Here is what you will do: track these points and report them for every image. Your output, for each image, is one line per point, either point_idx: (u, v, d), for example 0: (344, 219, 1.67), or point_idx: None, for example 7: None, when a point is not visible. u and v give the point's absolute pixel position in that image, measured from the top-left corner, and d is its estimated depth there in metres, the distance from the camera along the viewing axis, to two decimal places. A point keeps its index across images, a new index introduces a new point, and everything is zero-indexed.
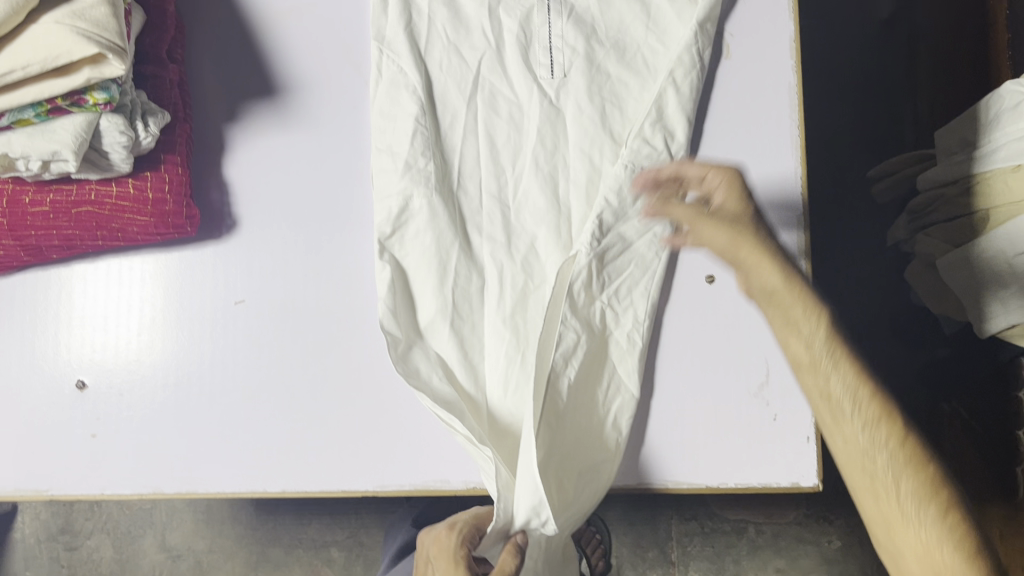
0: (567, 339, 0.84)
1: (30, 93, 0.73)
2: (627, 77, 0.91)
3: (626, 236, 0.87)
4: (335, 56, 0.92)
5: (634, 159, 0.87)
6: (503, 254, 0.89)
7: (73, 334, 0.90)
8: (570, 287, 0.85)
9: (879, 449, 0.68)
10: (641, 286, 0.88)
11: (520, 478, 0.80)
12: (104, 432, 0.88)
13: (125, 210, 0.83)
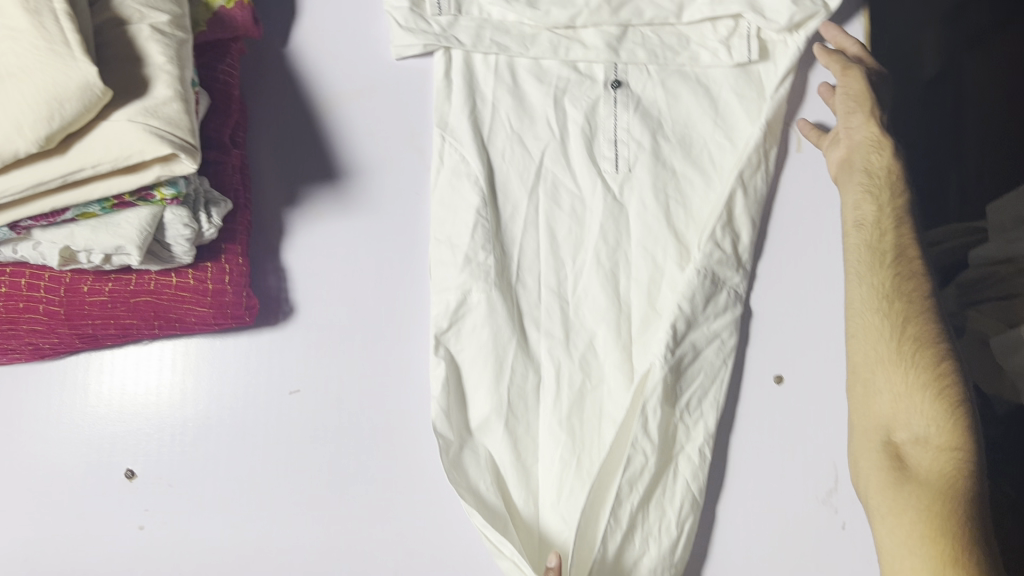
0: (635, 462, 0.83)
1: (98, 189, 0.71)
2: (691, 174, 0.89)
3: (697, 345, 0.86)
4: (399, 141, 0.90)
5: (705, 264, 0.86)
6: (562, 350, 0.86)
7: (123, 421, 0.87)
8: (644, 405, 0.83)
9: (910, 413, 0.76)
10: (711, 396, 0.86)
11: None
12: (152, 524, 0.85)
13: (185, 300, 0.81)
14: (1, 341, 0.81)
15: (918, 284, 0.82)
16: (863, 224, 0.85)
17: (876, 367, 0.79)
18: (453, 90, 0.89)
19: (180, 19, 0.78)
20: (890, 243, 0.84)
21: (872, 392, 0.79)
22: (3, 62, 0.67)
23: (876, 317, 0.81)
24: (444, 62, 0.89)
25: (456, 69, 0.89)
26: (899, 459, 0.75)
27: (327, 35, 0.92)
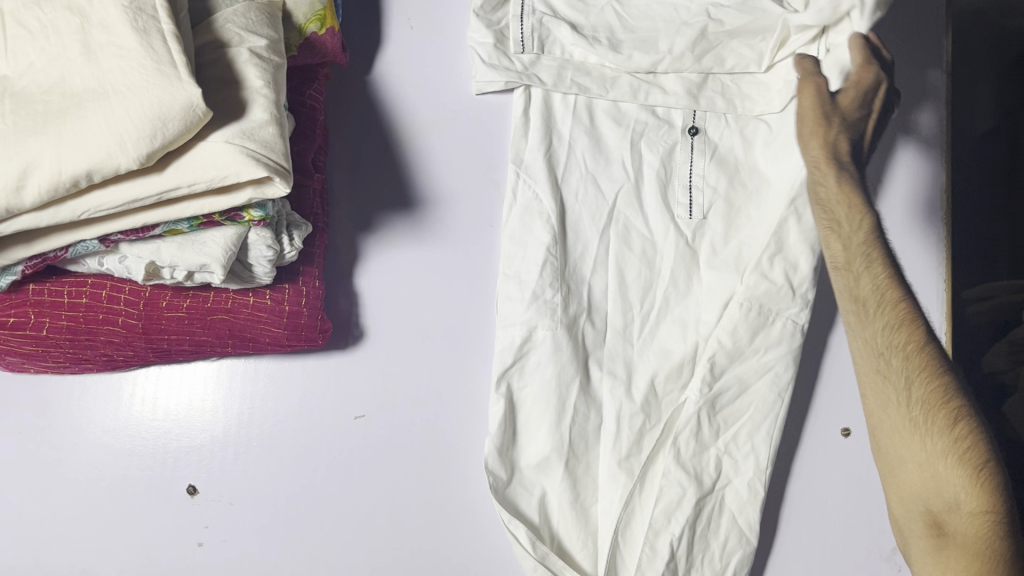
0: (670, 493, 0.84)
1: (190, 208, 0.72)
2: (751, 206, 0.89)
3: (743, 379, 0.86)
4: (475, 172, 0.91)
5: (750, 296, 0.85)
6: (622, 392, 0.86)
7: (188, 436, 0.88)
8: (677, 438, 0.85)
9: (944, 480, 0.62)
10: (764, 430, 0.85)
11: None
12: (211, 540, 0.85)
13: (261, 320, 0.81)
14: (76, 351, 0.82)
15: (911, 321, 0.66)
16: (836, 266, 0.70)
17: (896, 428, 0.65)
18: (531, 127, 0.89)
19: (276, 44, 0.79)
20: (869, 289, 0.68)
21: (890, 458, 0.66)
22: (110, 80, 0.68)
23: (870, 378, 0.66)
24: (523, 100, 0.90)
25: (535, 107, 0.90)
26: (940, 530, 0.63)
27: (408, 68, 0.93)
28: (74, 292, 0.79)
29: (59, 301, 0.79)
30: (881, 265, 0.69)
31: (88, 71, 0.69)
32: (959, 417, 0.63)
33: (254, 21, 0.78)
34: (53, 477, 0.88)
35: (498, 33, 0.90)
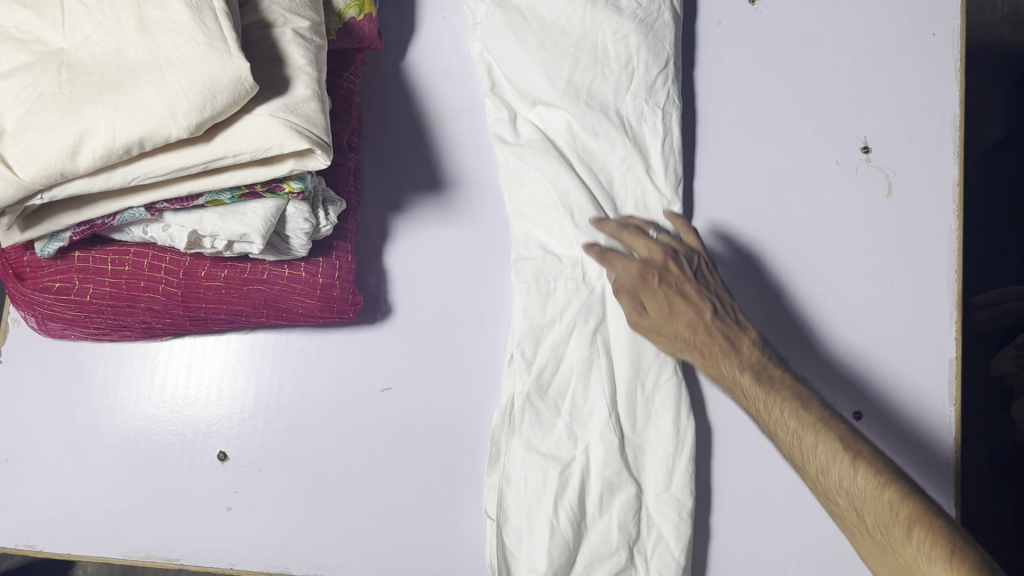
0: (533, 479, 0.82)
1: (233, 178, 0.75)
2: (547, 162, 0.88)
3: (556, 349, 0.85)
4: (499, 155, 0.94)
5: (524, 276, 0.87)
6: (580, 374, 0.84)
7: (218, 404, 0.91)
8: (521, 428, 0.83)
9: (909, 552, 0.63)
10: (593, 386, 0.84)
11: None
12: (240, 505, 0.88)
13: (295, 292, 0.85)
14: (117, 317, 0.85)
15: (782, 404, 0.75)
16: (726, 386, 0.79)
17: (863, 522, 0.68)
18: None
19: (317, 26, 0.83)
20: (783, 416, 0.74)
21: (877, 552, 0.67)
22: (163, 53, 0.72)
23: (844, 524, 0.71)
24: None
25: None
26: None
27: (440, 56, 0.97)
28: (117, 260, 0.83)
29: (102, 268, 0.83)
30: (762, 394, 0.77)
31: (143, 44, 0.73)
32: (895, 493, 0.65)
33: (297, 3, 0.82)
34: (89, 440, 0.91)
35: (512, 91, 0.92)
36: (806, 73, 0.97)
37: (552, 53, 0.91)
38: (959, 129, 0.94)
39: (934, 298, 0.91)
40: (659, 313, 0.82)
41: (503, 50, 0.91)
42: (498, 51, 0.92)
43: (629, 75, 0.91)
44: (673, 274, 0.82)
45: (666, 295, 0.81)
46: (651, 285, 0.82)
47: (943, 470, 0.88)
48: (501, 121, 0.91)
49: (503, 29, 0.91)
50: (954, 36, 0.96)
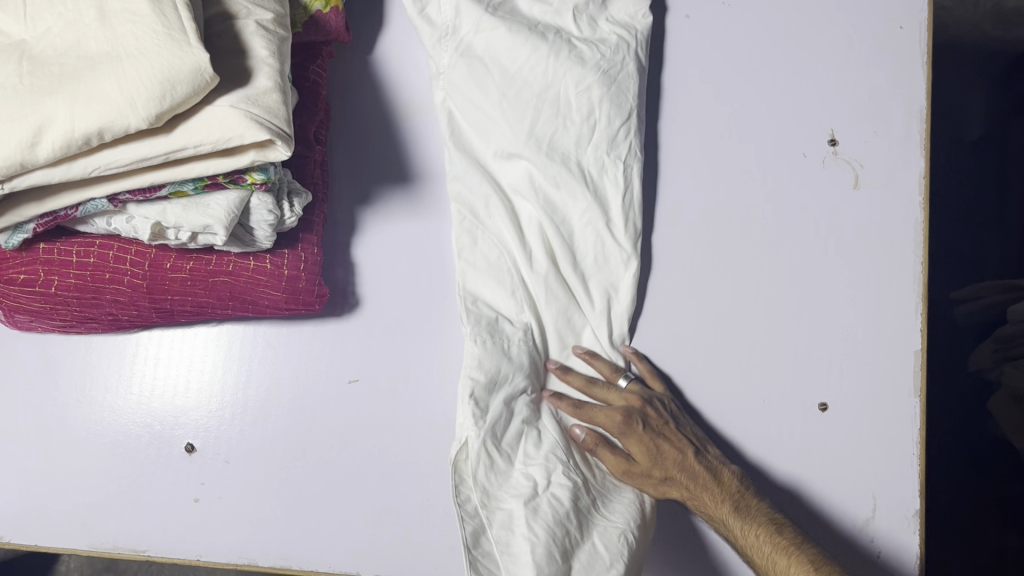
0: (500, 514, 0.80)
1: (195, 169, 0.75)
2: (507, 228, 0.90)
3: (507, 404, 0.85)
4: None
5: (477, 330, 0.86)
6: (530, 429, 0.85)
7: (186, 397, 0.91)
8: (477, 479, 0.81)
9: None
10: (542, 438, 0.85)
11: None
12: (207, 497, 0.88)
13: (261, 283, 0.85)
14: (83, 309, 0.86)
15: (733, 514, 0.79)
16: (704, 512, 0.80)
17: None
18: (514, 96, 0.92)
19: (281, 18, 0.83)
20: (758, 540, 0.77)
21: None
22: (123, 44, 0.72)
23: None
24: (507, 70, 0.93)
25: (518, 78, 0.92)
26: None
27: (408, 49, 0.97)
28: (82, 252, 0.83)
29: (68, 260, 0.83)
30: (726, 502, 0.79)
31: (103, 36, 0.73)
32: None
33: None
34: (57, 432, 0.91)
35: (473, 140, 0.92)
36: (773, 65, 0.98)
37: (515, 103, 0.92)
38: (925, 122, 0.94)
39: (900, 288, 0.92)
40: (645, 451, 0.82)
41: (466, 96, 0.92)
42: (460, 96, 0.92)
43: (591, 129, 0.92)
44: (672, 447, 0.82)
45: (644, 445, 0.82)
46: (634, 429, 0.82)
47: (908, 461, 0.89)
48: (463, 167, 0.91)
49: (466, 78, 0.92)
50: (921, 29, 0.96)
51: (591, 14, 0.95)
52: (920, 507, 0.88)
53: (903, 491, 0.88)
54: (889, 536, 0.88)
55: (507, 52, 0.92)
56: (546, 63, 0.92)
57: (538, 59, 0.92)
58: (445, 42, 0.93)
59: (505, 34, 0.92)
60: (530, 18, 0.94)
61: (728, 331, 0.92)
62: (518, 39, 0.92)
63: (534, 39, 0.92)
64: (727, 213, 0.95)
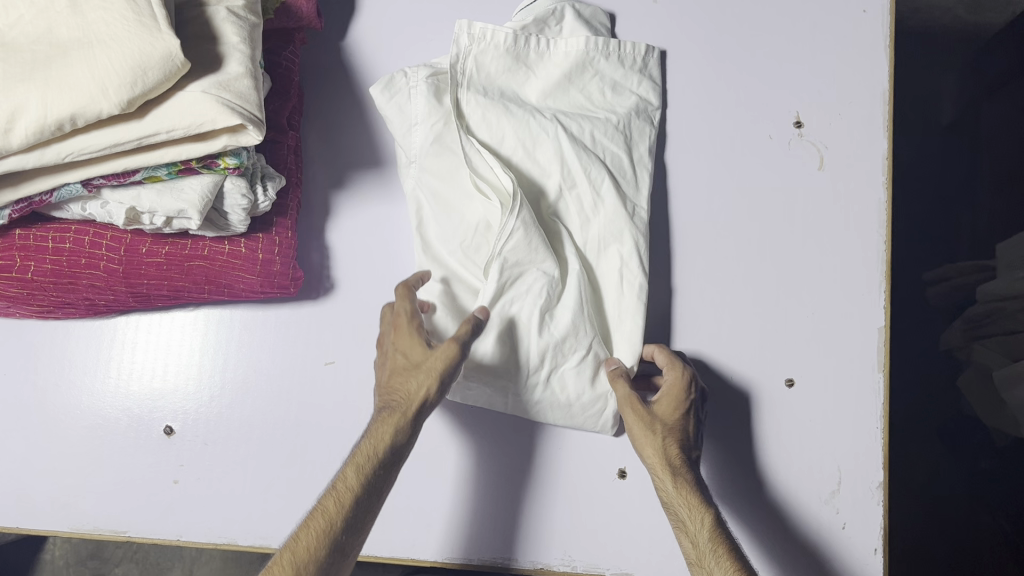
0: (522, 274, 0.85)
1: (167, 154, 0.76)
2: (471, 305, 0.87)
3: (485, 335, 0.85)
4: None
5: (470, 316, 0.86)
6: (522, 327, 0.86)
7: (163, 380, 0.92)
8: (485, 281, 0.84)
9: None
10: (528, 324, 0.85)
11: (611, 148, 0.92)
12: (185, 478, 0.90)
13: (236, 267, 0.86)
14: (60, 294, 0.87)
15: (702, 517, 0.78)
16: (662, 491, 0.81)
17: None
18: (495, 81, 0.93)
19: (252, 4, 0.84)
20: (700, 530, 0.77)
21: None
22: (94, 30, 0.73)
23: None
24: (489, 60, 0.92)
25: (499, 65, 0.93)
26: None
27: (381, 37, 0.98)
28: (58, 237, 0.84)
29: (44, 245, 0.84)
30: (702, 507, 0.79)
31: (74, 23, 0.74)
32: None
33: None
34: (36, 417, 0.92)
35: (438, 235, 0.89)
36: (741, 47, 0.99)
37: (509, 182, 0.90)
38: (888, 104, 0.96)
39: (864, 267, 0.94)
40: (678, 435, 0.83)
41: (472, 147, 0.85)
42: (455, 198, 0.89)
43: (598, 199, 0.90)
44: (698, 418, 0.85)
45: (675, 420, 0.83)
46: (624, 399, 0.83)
47: (872, 434, 0.91)
48: (467, 286, 0.88)
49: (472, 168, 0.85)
50: (883, 13, 0.98)
51: (558, 80, 0.95)
52: (883, 480, 0.91)
53: (868, 463, 0.91)
54: (854, 507, 0.90)
55: (496, 130, 0.90)
56: (545, 145, 0.90)
57: (534, 127, 0.91)
58: (417, 130, 0.89)
59: (482, 112, 0.90)
60: (510, 89, 0.94)
61: (695, 311, 0.95)
62: (510, 110, 0.91)
63: (524, 114, 0.91)
64: (695, 195, 0.97)
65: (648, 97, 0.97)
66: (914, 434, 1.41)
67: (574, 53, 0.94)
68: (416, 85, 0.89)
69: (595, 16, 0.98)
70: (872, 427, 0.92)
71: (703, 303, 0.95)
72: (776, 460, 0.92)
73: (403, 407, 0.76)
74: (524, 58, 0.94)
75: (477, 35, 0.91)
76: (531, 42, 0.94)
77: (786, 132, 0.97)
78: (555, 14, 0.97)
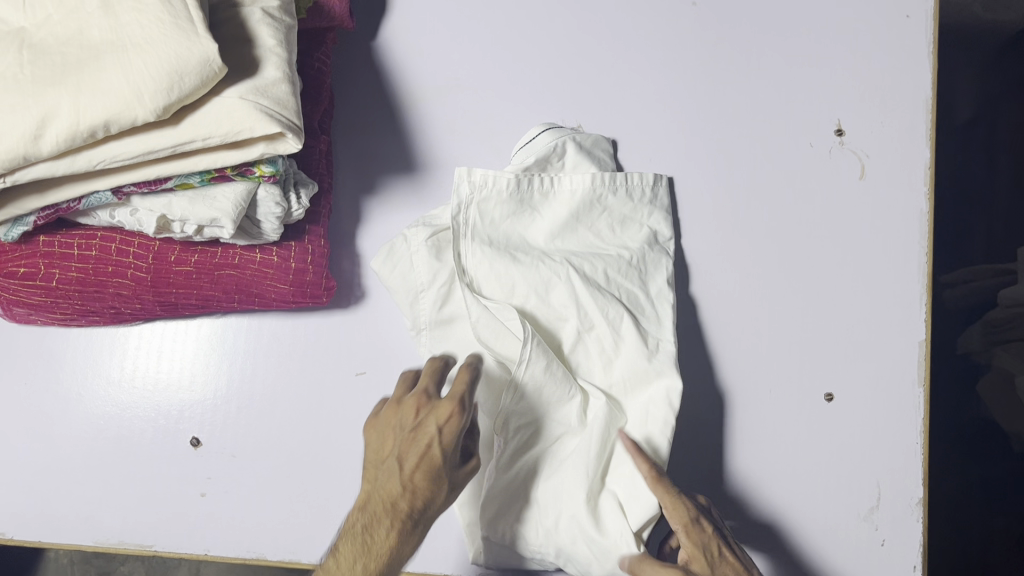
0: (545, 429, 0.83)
1: (202, 162, 0.74)
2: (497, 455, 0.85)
3: (511, 489, 0.83)
4: (473, 151, 0.93)
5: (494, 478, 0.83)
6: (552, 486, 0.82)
7: (189, 392, 0.89)
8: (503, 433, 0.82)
9: None
10: (556, 480, 0.82)
11: (627, 284, 0.87)
12: (214, 491, 0.88)
13: (268, 276, 0.84)
14: (85, 303, 0.84)
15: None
16: None
17: None
18: (506, 220, 0.88)
19: (287, 4, 0.81)
20: None
21: None
22: (128, 33, 0.70)
23: None
24: (495, 205, 0.87)
25: (506, 209, 0.87)
26: None
27: (413, 38, 0.96)
28: (83, 244, 0.81)
29: (69, 253, 0.81)
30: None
31: (106, 24, 0.71)
32: None
33: None
34: (58, 427, 0.89)
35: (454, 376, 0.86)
36: (781, 51, 0.96)
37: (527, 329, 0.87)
38: (930, 112, 0.94)
39: (905, 280, 0.92)
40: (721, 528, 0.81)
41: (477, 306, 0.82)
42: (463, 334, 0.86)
43: (617, 339, 0.85)
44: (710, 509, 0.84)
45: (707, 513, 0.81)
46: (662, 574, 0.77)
47: (911, 449, 0.90)
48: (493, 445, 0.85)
49: (480, 328, 0.82)
50: (927, 19, 0.96)
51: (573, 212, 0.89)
52: (923, 495, 0.89)
53: (907, 480, 0.90)
54: (893, 524, 0.89)
55: (507, 280, 0.85)
56: (559, 289, 0.86)
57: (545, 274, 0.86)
58: (425, 296, 0.85)
59: (493, 263, 0.85)
60: (515, 234, 0.89)
61: (733, 322, 0.93)
62: (516, 261, 0.86)
63: (531, 264, 0.86)
64: (735, 204, 0.95)
65: (658, 228, 0.91)
66: (933, 439, 1.40)
67: (580, 192, 0.89)
68: (416, 247, 0.86)
69: (597, 144, 0.93)
70: (912, 443, 0.90)
71: (742, 315, 0.93)
72: (814, 477, 0.91)
73: (407, 508, 0.72)
74: (529, 200, 0.88)
75: (478, 182, 0.86)
76: (534, 186, 0.88)
77: (826, 140, 0.95)
78: (557, 150, 0.90)
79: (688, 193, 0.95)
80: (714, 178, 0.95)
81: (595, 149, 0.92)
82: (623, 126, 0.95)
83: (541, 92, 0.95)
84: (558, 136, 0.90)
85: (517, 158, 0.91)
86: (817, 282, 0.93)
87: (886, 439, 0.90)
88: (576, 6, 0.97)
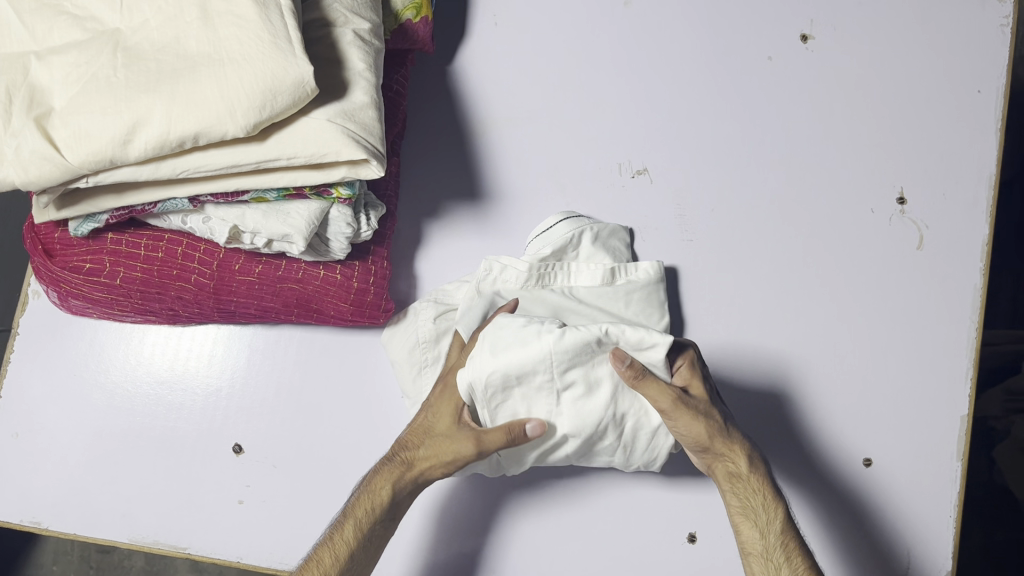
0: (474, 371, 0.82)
1: (283, 179, 0.74)
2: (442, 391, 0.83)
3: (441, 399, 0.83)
4: (534, 185, 0.94)
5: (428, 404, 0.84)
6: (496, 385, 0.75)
7: (234, 397, 0.90)
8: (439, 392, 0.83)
9: None
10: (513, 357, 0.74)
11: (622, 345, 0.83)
12: (251, 500, 0.88)
13: (330, 293, 0.84)
14: (143, 302, 0.85)
15: None
16: (740, 505, 0.78)
17: (772, 546, 0.76)
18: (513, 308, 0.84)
19: (376, 28, 0.81)
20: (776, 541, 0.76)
21: None
22: (226, 47, 0.70)
23: None
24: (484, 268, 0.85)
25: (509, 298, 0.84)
26: None
27: (486, 69, 0.97)
28: (151, 245, 0.82)
29: (135, 252, 0.82)
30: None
31: (204, 35, 0.71)
32: None
33: (359, 3, 0.80)
34: (104, 421, 0.90)
35: None
36: (849, 113, 0.96)
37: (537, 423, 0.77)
38: (992, 188, 0.94)
39: (952, 354, 0.93)
40: (743, 510, 0.78)
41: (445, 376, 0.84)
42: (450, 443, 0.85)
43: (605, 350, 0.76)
44: (737, 462, 0.78)
45: (708, 423, 0.75)
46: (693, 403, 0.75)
47: (944, 523, 0.90)
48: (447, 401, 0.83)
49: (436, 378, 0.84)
50: (998, 95, 0.95)
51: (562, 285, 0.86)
52: (951, 569, 0.90)
53: (937, 551, 0.90)
54: None
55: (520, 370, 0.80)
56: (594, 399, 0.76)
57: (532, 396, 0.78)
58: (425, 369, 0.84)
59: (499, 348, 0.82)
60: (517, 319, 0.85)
61: (781, 379, 0.93)
62: None
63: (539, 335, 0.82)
64: (789, 259, 0.95)
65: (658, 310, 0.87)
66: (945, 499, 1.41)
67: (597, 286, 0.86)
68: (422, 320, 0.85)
69: (612, 234, 0.90)
70: (948, 516, 0.90)
71: (789, 372, 0.93)
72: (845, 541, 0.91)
73: (418, 478, 0.78)
74: (536, 295, 0.85)
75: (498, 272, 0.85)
76: (549, 279, 0.86)
77: (886, 206, 0.95)
78: (573, 242, 0.87)
79: (745, 247, 0.95)
80: (773, 234, 0.95)
81: (610, 240, 0.90)
82: (685, 173, 0.95)
83: (609, 134, 0.96)
84: (574, 226, 0.88)
85: (533, 247, 0.89)
86: (865, 347, 0.93)
87: (921, 510, 0.91)
88: (648, 51, 0.97)
